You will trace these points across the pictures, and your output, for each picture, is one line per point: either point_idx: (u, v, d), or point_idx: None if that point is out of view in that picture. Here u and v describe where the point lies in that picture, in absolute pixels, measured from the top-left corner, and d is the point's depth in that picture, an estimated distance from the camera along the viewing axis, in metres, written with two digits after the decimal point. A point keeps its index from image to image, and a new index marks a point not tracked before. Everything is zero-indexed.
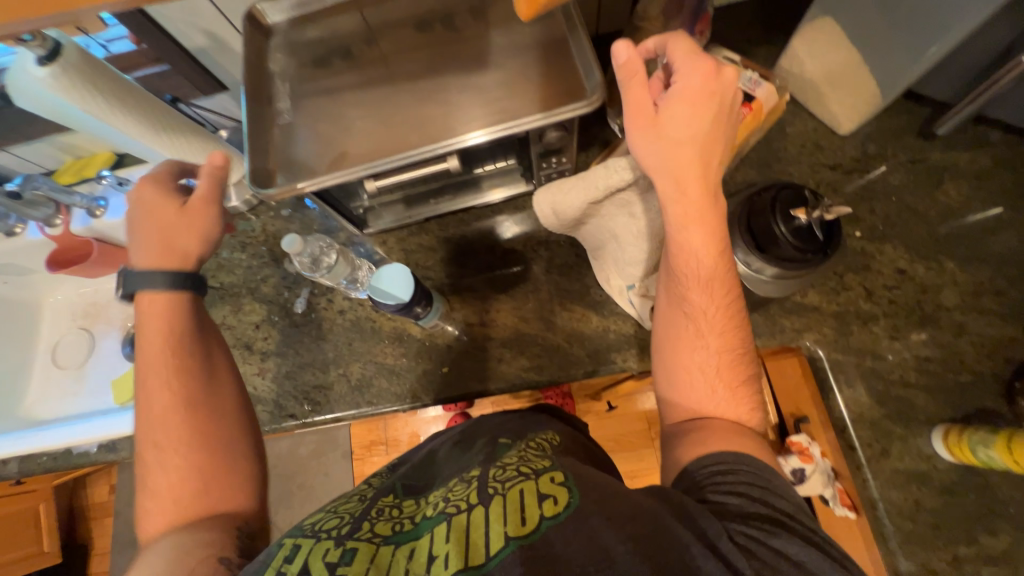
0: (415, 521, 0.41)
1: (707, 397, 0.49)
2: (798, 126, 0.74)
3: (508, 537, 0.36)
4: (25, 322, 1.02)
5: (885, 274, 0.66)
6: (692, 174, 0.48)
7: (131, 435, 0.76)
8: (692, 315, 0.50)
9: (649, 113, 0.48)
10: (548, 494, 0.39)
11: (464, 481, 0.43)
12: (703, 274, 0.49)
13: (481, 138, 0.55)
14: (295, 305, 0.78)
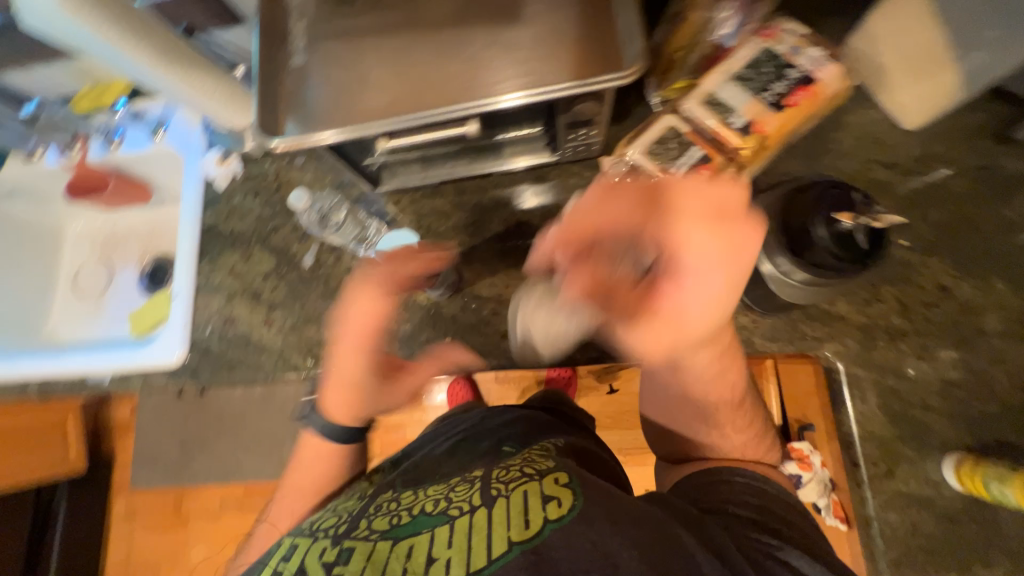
0: (411, 515, 0.41)
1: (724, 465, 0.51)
2: (856, 116, 0.66)
3: (511, 542, 0.35)
4: (46, 247, 1.05)
5: (926, 289, 0.61)
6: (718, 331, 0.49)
7: (141, 370, 0.78)
8: (723, 434, 0.51)
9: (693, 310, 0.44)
10: (553, 496, 0.38)
11: (467, 482, 0.44)
12: (737, 399, 0.51)
13: (514, 102, 0.51)
14: (303, 259, 0.77)
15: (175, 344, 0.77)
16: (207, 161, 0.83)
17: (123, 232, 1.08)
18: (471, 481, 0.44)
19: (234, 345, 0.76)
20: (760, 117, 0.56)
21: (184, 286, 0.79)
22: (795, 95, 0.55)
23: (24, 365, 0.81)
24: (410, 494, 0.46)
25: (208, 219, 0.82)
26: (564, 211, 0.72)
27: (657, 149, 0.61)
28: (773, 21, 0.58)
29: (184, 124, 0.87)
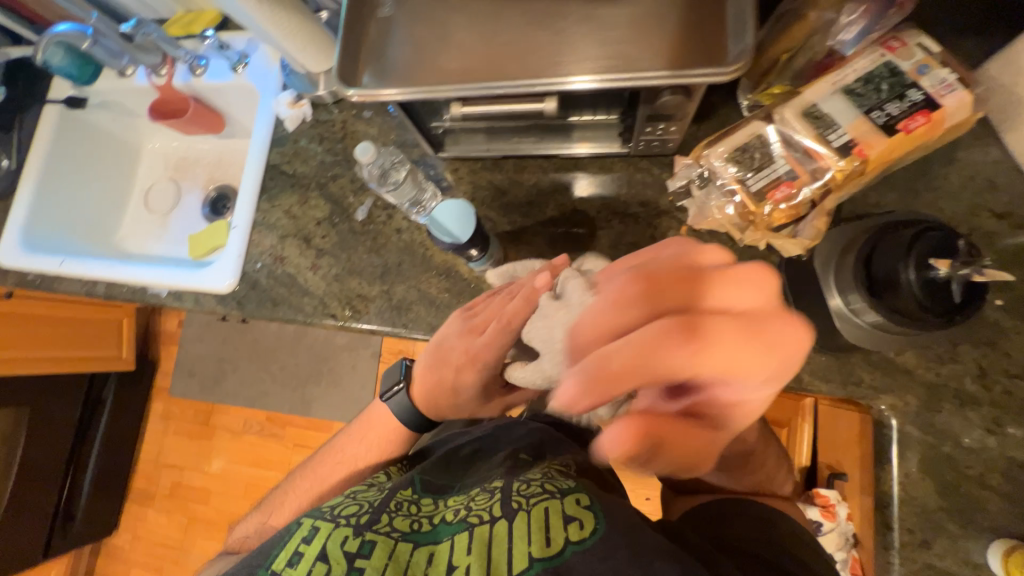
0: (431, 524, 0.54)
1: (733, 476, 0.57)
2: (973, 154, 0.59)
3: (532, 559, 0.45)
4: (127, 160, 1.11)
5: (1013, 359, 0.55)
6: None
7: (193, 291, 0.83)
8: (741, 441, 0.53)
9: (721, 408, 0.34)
10: (575, 518, 0.48)
11: (488, 491, 0.56)
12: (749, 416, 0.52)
13: (586, 84, 0.48)
14: (356, 212, 0.78)
15: (228, 273, 0.80)
16: (280, 101, 0.84)
17: (195, 157, 1.13)
18: (490, 491, 0.56)
19: (280, 283, 0.79)
20: (864, 138, 0.50)
21: (242, 219, 0.82)
22: (911, 120, 0.49)
23: (96, 266, 0.88)
24: (428, 501, 0.58)
25: (273, 158, 0.84)
26: (623, 207, 0.69)
27: (736, 155, 0.56)
28: (901, 33, 0.51)
29: (264, 61, 0.89)
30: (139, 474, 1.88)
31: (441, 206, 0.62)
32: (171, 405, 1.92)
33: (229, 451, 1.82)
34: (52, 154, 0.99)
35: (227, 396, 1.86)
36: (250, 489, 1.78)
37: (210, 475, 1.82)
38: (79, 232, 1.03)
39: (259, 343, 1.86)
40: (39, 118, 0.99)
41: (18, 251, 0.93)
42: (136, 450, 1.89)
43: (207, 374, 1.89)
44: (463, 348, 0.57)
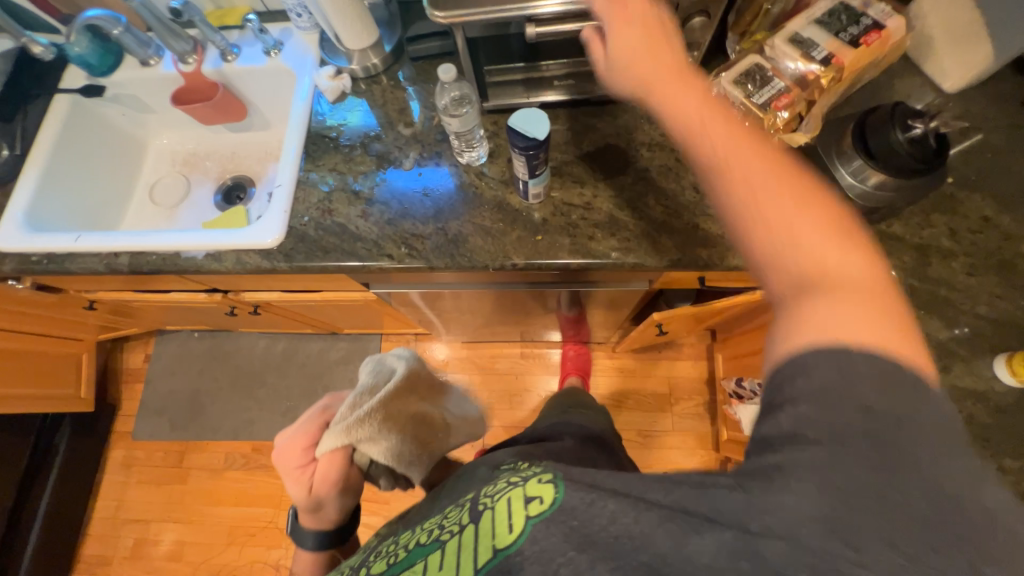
0: (407, 551, 0.44)
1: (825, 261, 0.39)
2: (905, 80, 0.78)
3: (495, 551, 0.37)
4: (133, 156, 1.10)
5: (971, 218, 0.70)
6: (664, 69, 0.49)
7: (234, 251, 0.82)
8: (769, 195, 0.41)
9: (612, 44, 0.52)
10: (534, 495, 0.39)
11: (460, 505, 0.46)
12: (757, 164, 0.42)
13: (552, 6, 0.61)
14: (403, 163, 0.84)
15: (273, 228, 0.81)
16: (320, 74, 0.90)
17: (205, 152, 1.14)
18: (463, 504, 0.46)
19: (330, 233, 0.81)
20: (839, 51, 0.66)
21: (286, 179, 0.84)
22: (868, 36, 0.66)
23: (120, 239, 0.84)
24: (405, 536, 0.49)
25: (314, 126, 0.90)
26: (649, 139, 0.80)
27: (742, 78, 0.70)
28: None
29: (300, 47, 0.96)
30: (90, 539, 1.57)
31: (517, 110, 0.65)
32: (134, 450, 1.66)
33: (204, 493, 1.60)
34: (60, 141, 0.96)
35: (206, 432, 1.65)
36: (231, 533, 1.55)
37: (182, 524, 1.57)
38: (81, 223, 0.99)
39: (242, 368, 1.71)
40: (47, 107, 0.96)
41: (21, 233, 0.87)
42: (87, 509, 1.59)
43: (179, 413, 1.68)
44: (284, 463, 0.71)
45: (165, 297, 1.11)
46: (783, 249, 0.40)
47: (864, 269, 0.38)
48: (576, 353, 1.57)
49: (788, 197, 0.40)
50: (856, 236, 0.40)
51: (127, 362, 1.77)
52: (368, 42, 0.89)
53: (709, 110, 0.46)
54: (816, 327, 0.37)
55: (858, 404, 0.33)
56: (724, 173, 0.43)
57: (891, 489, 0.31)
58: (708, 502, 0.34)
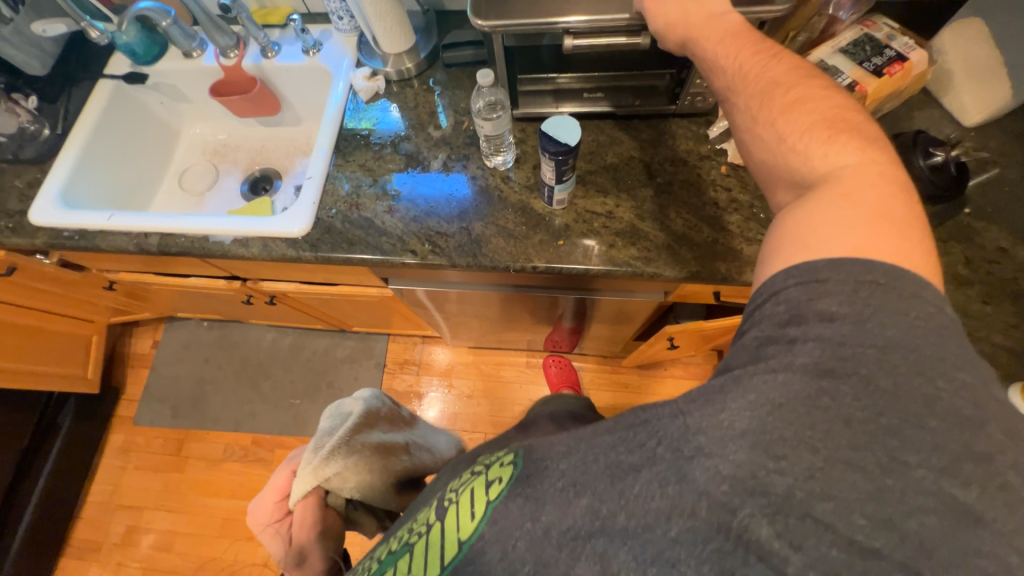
0: (381, 558, 0.49)
1: (865, 196, 0.40)
2: (925, 112, 0.80)
3: (461, 542, 0.43)
4: (166, 142, 1.13)
5: (987, 249, 0.71)
6: (721, 34, 0.53)
7: (263, 239, 0.84)
8: (807, 138, 0.44)
9: (672, 16, 0.57)
10: (494, 479, 0.45)
11: (428, 511, 0.51)
12: (808, 113, 0.45)
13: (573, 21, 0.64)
14: (432, 164, 0.87)
15: (301, 218, 0.83)
16: (355, 75, 0.94)
17: (236, 144, 1.17)
18: (431, 508, 0.51)
19: (356, 226, 0.83)
20: (863, 79, 0.68)
21: (317, 172, 0.87)
22: (892, 67, 0.69)
23: (150, 220, 0.87)
24: (381, 545, 0.53)
25: (346, 126, 0.92)
26: (673, 154, 0.83)
27: None
28: (872, 19, 0.73)
29: (338, 48, 1.00)
30: (83, 523, 1.55)
31: (550, 117, 0.68)
32: (134, 436, 1.65)
33: (201, 483, 1.58)
34: (99, 124, 0.99)
35: (207, 422, 1.65)
36: (225, 526, 1.53)
37: (176, 514, 1.55)
38: (109, 204, 1.01)
39: (248, 360, 1.71)
40: (91, 91, 1.00)
41: (55, 208, 0.89)
42: (83, 491, 1.57)
43: (183, 399, 1.68)
44: (262, 511, 0.66)
45: (185, 282, 1.12)
46: (782, 160, 0.45)
47: (864, 174, 0.41)
48: (558, 368, 1.55)
49: (798, 115, 0.45)
50: (869, 150, 0.43)
51: (135, 347, 1.77)
52: (404, 46, 0.93)
53: (742, 48, 0.52)
54: (786, 222, 0.43)
55: (813, 280, 0.38)
56: (742, 99, 0.49)
57: (821, 398, 0.34)
58: (648, 433, 0.37)
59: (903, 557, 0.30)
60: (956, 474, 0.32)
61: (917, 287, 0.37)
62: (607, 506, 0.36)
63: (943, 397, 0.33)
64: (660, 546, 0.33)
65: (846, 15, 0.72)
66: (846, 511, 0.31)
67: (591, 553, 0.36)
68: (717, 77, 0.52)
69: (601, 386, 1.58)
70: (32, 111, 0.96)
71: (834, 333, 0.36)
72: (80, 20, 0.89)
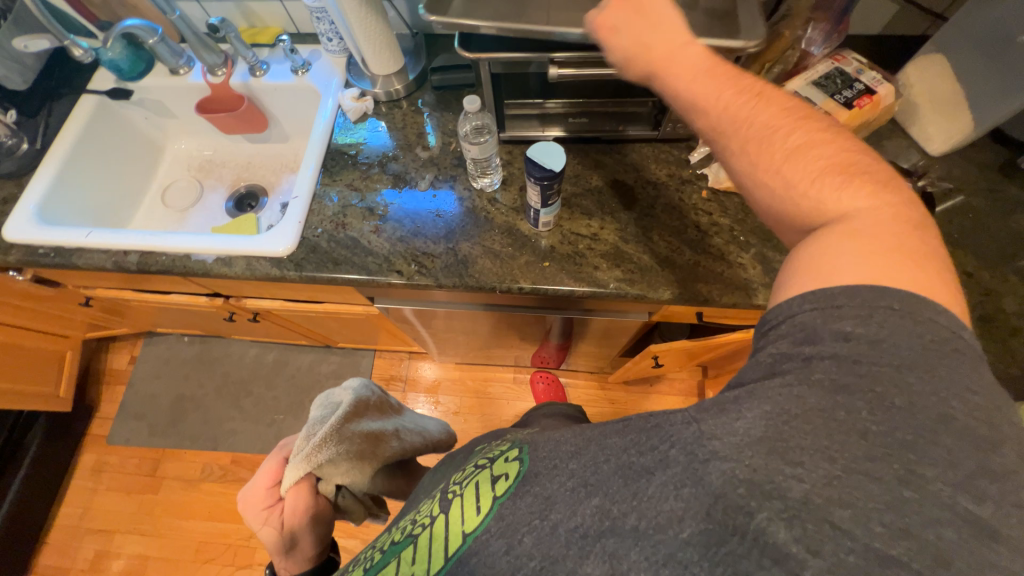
0: (382, 551, 0.49)
1: (882, 232, 0.40)
2: (894, 141, 0.84)
3: (464, 535, 0.42)
4: (150, 155, 1.12)
5: (956, 273, 0.75)
6: (698, 74, 0.49)
7: (249, 256, 0.83)
8: (819, 188, 0.43)
9: (645, 55, 0.52)
10: (500, 474, 0.45)
11: (429, 503, 0.51)
12: (814, 160, 0.44)
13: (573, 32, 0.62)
14: (419, 184, 0.87)
15: (286, 237, 0.83)
16: (344, 95, 0.94)
17: (221, 160, 1.16)
18: (434, 499, 0.51)
19: (342, 246, 0.83)
20: (835, 111, 0.71)
21: (303, 191, 0.87)
22: (861, 100, 0.72)
23: (131, 237, 0.85)
24: (383, 537, 0.53)
25: (334, 143, 0.93)
26: (655, 177, 0.85)
27: None
28: (843, 53, 0.77)
29: (327, 68, 1.01)
30: (49, 548, 1.48)
31: (536, 144, 0.69)
32: (108, 455, 1.59)
33: (177, 505, 1.52)
34: (81, 139, 0.97)
35: (186, 440, 1.60)
36: (201, 550, 1.47)
37: (150, 537, 1.49)
38: (89, 217, 0.99)
39: (230, 376, 1.68)
40: (73, 106, 0.99)
41: (32, 224, 0.87)
42: (50, 514, 1.50)
43: (161, 416, 1.63)
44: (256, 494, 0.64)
45: (165, 299, 1.10)
46: (793, 207, 0.44)
47: (882, 214, 0.41)
48: (545, 384, 1.55)
49: (802, 162, 0.44)
50: (880, 194, 0.42)
51: (110, 363, 1.72)
52: (393, 68, 0.94)
53: (722, 87, 0.48)
54: (799, 255, 0.43)
55: (829, 306, 0.38)
56: (737, 144, 0.47)
57: (837, 412, 0.34)
58: (661, 437, 0.37)
59: (920, 566, 0.29)
60: (971, 491, 0.31)
61: (936, 313, 0.36)
62: (618, 506, 0.36)
63: (958, 415, 0.33)
64: (671, 547, 0.33)
65: (817, 50, 0.77)
66: (863, 518, 0.30)
67: (601, 553, 0.36)
68: (701, 118, 0.49)
69: (588, 401, 1.58)
70: (10, 125, 0.93)
71: (848, 352, 0.36)
72: (62, 38, 0.88)
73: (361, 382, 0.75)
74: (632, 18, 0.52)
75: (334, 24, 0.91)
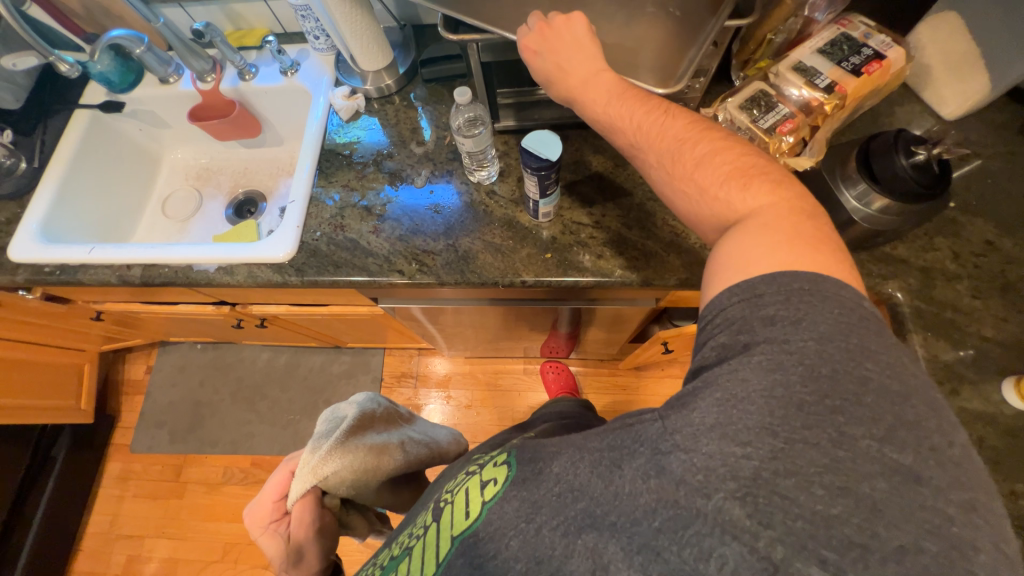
0: (383, 565, 0.51)
1: (782, 224, 0.42)
2: (904, 108, 0.81)
3: (453, 539, 0.43)
4: (147, 169, 1.12)
5: (974, 243, 0.72)
6: (613, 99, 0.53)
7: (248, 264, 0.83)
8: (724, 191, 0.45)
9: (568, 81, 0.56)
10: (489, 478, 0.46)
11: (423, 516, 0.52)
12: (719, 166, 0.46)
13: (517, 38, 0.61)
14: (416, 180, 0.86)
15: (286, 242, 0.82)
16: (334, 94, 0.92)
17: (218, 167, 1.16)
18: (427, 510, 0.52)
19: (341, 248, 0.82)
20: (841, 79, 0.68)
21: (299, 194, 0.86)
22: (870, 66, 0.68)
23: (134, 250, 0.85)
24: (383, 552, 0.54)
25: (327, 144, 0.92)
26: None
27: (747, 104, 0.71)
28: (848, 16, 0.73)
29: (316, 67, 1.00)
30: (83, 555, 1.52)
31: (529, 133, 0.67)
32: (132, 464, 1.63)
33: (202, 509, 1.56)
34: (78, 154, 0.97)
35: (206, 445, 1.63)
36: (228, 551, 1.51)
37: (176, 540, 1.53)
38: (86, 232, 0.99)
39: (244, 381, 1.70)
40: (67, 122, 0.98)
41: (34, 244, 0.88)
42: (82, 522, 1.55)
43: (180, 423, 1.66)
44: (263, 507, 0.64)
45: (173, 309, 1.10)
46: (708, 211, 0.46)
47: (782, 210, 0.42)
48: (557, 373, 1.54)
49: (710, 167, 0.46)
50: (780, 189, 0.44)
51: (127, 373, 1.75)
52: (383, 63, 0.92)
53: (633, 107, 0.52)
54: (721, 247, 0.44)
55: (751, 295, 0.39)
56: (653, 157, 0.50)
57: (776, 389, 0.34)
58: (635, 438, 0.37)
59: (860, 521, 0.30)
60: (894, 442, 0.32)
61: (861, 299, 0.38)
62: (602, 507, 0.36)
63: (873, 376, 0.34)
64: (646, 537, 0.34)
65: (822, 16, 0.74)
66: (806, 484, 0.31)
67: (583, 549, 0.36)
68: (621, 135, 0.53)
69: (600, 389, 1.57)
70: (8, 145, 0.93)
71: (777, 335, 0.36)
72: (49, 55, 0.86)
73: (368, 398, 0.77)
74: (556, 45, 0.56)
75: (320, 21, 0.89)
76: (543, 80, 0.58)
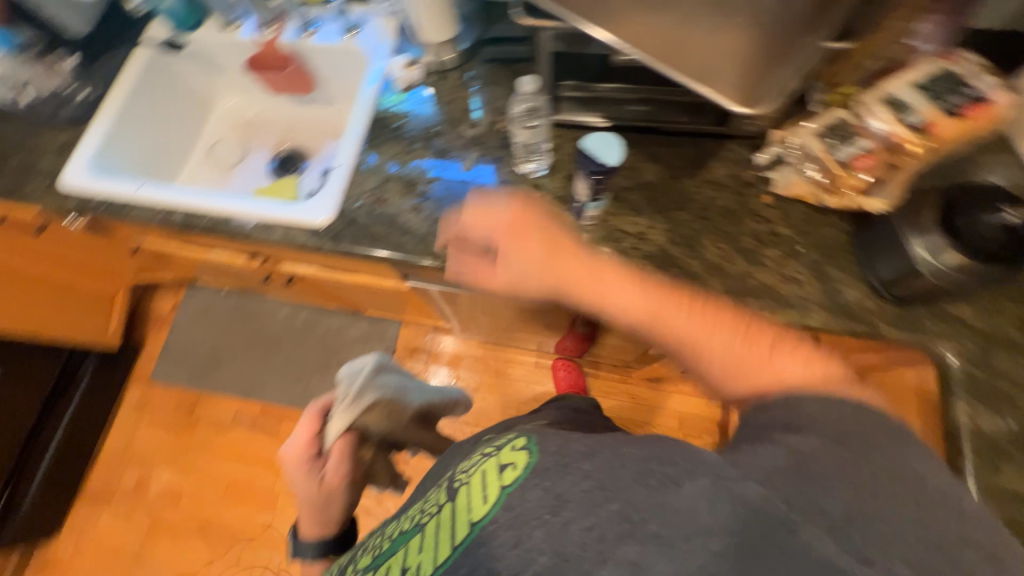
0: (393, 539, 0.51)
1: (814, 381, 0.47)
2: (996, 157, 0.75)
3: (471, 525, 0.42)
4: (199, 114, 1.13)
5: None
6: (622, 296, 0.56)
7: (288, 224, 0.83)
8: (756, 368, 0.49)
9: (575, 280, 0.58)
10: (507, 462, 0.44)
11: (437, 489, 0.51)
12: (742, 347, 0.50)
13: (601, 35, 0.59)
14: (463, 162, 0.84)
15: (325, 208, 0.83)
16: (394, 63, 0.92)
17: (266, 120, 1.16)
18: (441, 484, 0.52)
19: (379, 222, 0.81)
20: (936, 119, 0.63)
21: (345, 161, 0.86)
22: (969, 109, 0.63)
23: (179, 195, 0.87)
24: (393, 522, 0.55)
25: (378, 112, 0.90)
26: (714, 176, 0.79)
27: (825, 131, 0.69)
28: (956, 50, 0.67)
29: (377, 32, 0.97)
30: (97, 469, 1.61)
31: (593, 136, 0.70)
32: (150, 393, 1.70)
33: (210, 446, 1.62)
34: (136, 89, 0.99)
35: (220, 387, 1.68)
36: (229, 489, 1.57)
37: (182, 471, 1.60)
38: (135, 168, 1.01)
39: (264, 331, 1.73)
40: (128, 56, 1.00)
41: (87, 174, 0.90)
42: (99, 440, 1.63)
43: (199, 361, 1.72)
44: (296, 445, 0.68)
45: (206, 255, 1.13)
46: (738, 381, 0.50)
47: (809, 370, 0.48)
48: (567, 371, 1.53)
49: (730, 345, 0.51)
50: (798, 346, 0.50)
51: (155, 306, 1.80)
52: (446, 37, 0.89)
53: (646, 294, 0.55)
54: (765, 398, 0.47)
55: (795, 412, 0.44)
56: (675, 344, 0.53)
57: (835, 457, 0.41)
58: (684, 458, 0.40)
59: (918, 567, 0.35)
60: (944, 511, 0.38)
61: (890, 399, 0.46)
62: (640, 513, 0.38)
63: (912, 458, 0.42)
64: (699, 556, 0.35)
65: (923, 46, 0.67)
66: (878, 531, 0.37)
67: (623, 559, 0.36)
68: (642, 324, 0.55)
69: (608, 393, 1.56)
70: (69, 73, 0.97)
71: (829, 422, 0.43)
72: None
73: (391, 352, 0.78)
74: (541, 252, 0.60)
75: None
76: (541, 278, 0.61)
